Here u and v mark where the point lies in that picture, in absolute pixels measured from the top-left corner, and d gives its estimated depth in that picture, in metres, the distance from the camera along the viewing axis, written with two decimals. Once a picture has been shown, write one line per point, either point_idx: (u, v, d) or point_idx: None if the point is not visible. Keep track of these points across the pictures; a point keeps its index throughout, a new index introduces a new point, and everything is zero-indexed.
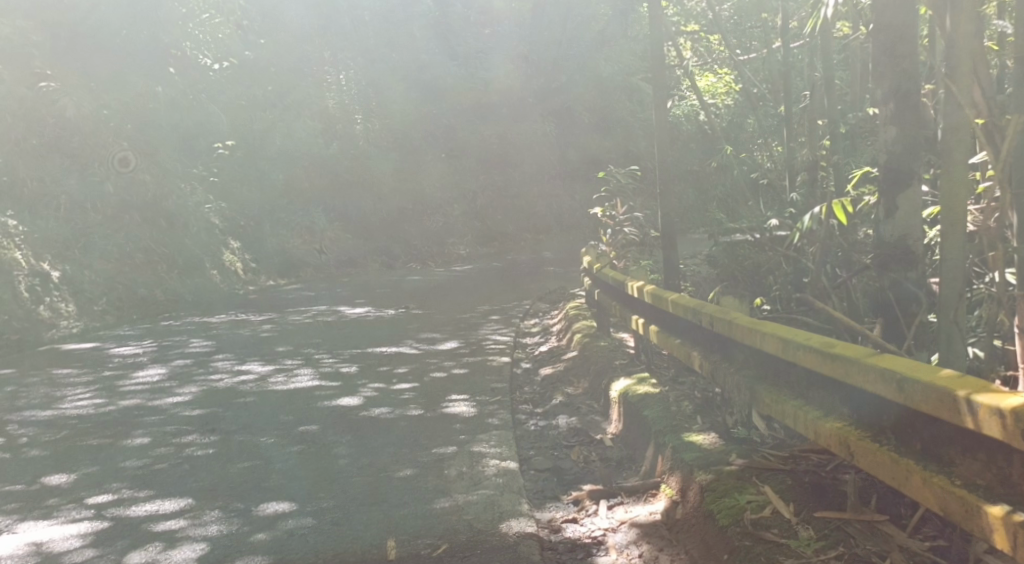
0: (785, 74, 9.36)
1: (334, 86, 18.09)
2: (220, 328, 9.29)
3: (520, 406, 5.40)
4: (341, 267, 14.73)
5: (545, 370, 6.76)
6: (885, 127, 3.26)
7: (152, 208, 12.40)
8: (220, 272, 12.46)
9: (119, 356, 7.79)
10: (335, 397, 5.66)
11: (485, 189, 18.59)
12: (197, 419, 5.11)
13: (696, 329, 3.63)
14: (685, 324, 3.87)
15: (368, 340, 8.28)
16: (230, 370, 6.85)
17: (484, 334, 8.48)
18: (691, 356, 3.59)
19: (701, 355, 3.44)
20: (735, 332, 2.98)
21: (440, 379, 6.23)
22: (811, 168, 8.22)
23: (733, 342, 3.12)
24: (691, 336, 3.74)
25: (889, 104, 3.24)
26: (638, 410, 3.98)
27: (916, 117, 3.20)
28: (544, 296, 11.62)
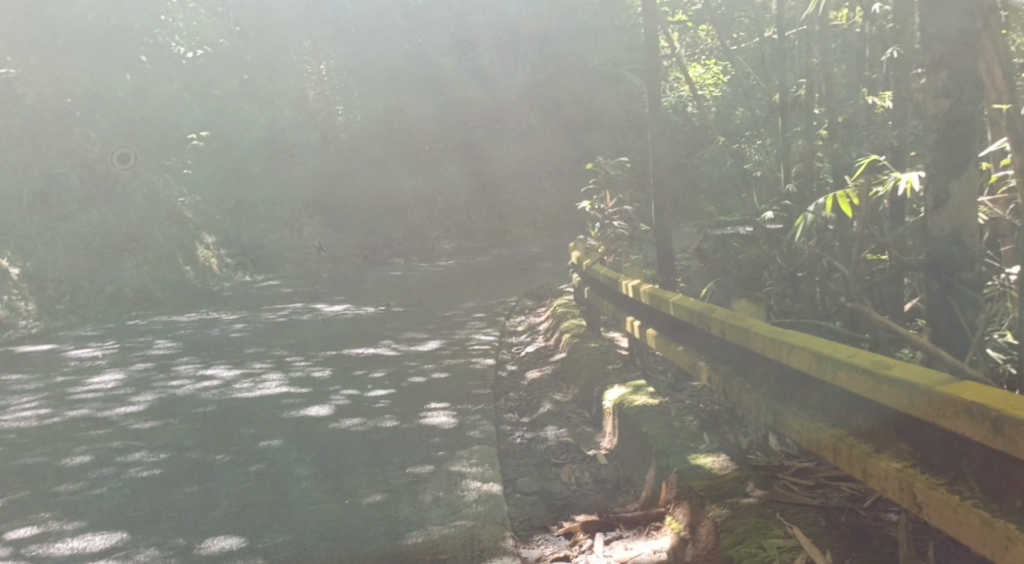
0: (779, 61, 8.89)
1: (315, 77, 18.41)
2: (189, 327, 8.81)
3: (505, 415, 4.97)
4: (322, 261, 14.24)
5: (531, 373, 6.33)
6: (935, 99, 2.83)
7: (122, 201, 11.88)
8: (194, 268, 11.78)
9: (78, 359, 7.31)
10: (302, 407, 5.19)
11: (468, 183, 18.31)
12: (147, 434, 4.65)
13: (703, 337, 3.20)
14: (688, 329, 3.44)
15: (343, 340, 7.81)
16: (194, 376, 6.38)
17: (467, 334, 8.02)
18: (698, 368, 3.16)
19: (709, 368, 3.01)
20: (756, 342, 2.53)
21: (418, 385, 5.77)
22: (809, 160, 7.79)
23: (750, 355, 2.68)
24: (696, 341, 3.31)
25: (939, 72, 2.81)
26: (636, 425, 3.55)
27: (973, 87, 2.76)
28: (529, 292, 11.20)
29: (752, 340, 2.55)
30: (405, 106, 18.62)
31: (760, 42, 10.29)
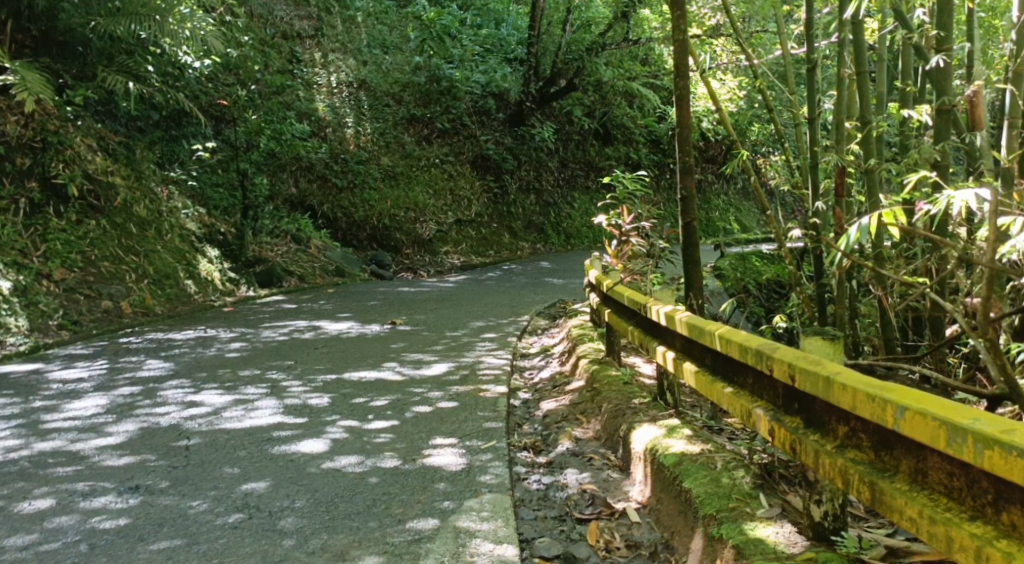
0: (809, 72, 8.37)
1: (325, 88, 17.15)
2: (185, 346, 8.31)
3: (518, 454, 4.45)
4: (328, 276, 13.63)
5: (547, 402, 5.81)
6: None
7: (123, 213, 11.34)
8: (195, 283, 11.27)
9: (62, 380, 6.82)
10: (293, 441, 4.68)
11: (480, 197, 17.86)
12: (118, 473, 4.15)
13: (765, 377, 2.77)
14: (742, 369, 2.93)
15: (345, 363, 7.29)
16: (180, 402, 5.86)
17: (476, 357, 7.49)
18: (757, 414, 2.76)
19: (780, 420, 2.64)
20: (883, 412, 2.19)
21: (422, 417, 5.24)
22: (840, 177, 7.29)
23: (858, 417, 2.32)
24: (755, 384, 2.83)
25: None
26: (676, 482, 3.08)
27: None
28: (542, 311, 10.66)
29: (877, 409, 2.20)
30: (417, 117, 18.07)
31: (784, 52, 9.76)
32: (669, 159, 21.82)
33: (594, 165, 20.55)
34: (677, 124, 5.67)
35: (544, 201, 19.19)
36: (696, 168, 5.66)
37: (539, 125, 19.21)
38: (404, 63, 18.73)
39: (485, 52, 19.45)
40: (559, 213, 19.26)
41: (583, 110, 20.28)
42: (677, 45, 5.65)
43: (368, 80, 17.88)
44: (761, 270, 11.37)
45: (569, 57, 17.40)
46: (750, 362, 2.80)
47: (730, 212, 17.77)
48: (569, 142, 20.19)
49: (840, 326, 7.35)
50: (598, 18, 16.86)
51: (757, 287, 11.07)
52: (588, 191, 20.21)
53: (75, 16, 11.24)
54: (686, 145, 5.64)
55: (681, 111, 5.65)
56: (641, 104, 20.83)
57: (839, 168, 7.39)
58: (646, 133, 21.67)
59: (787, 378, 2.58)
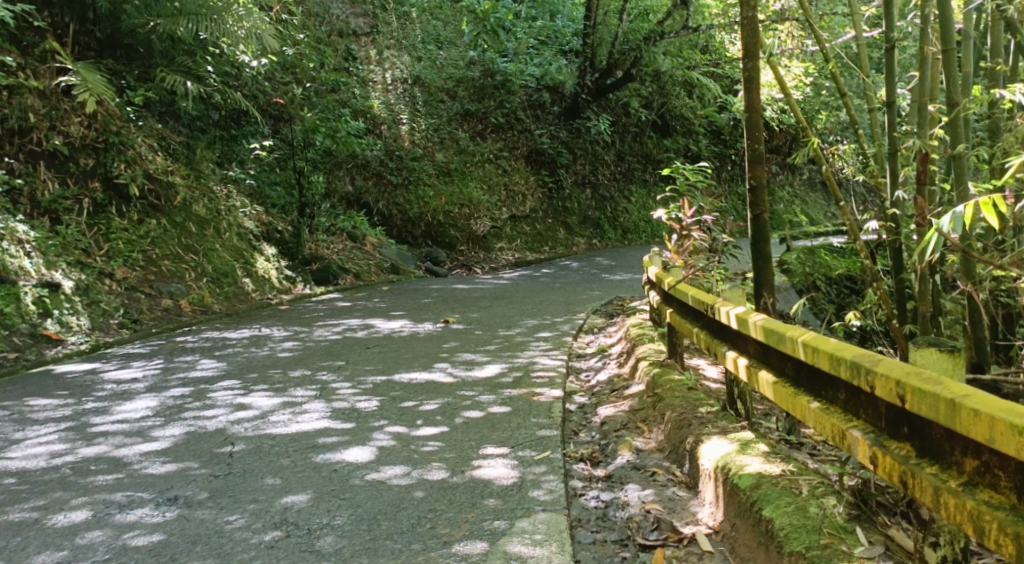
0: (885, 54, 7.88)
1: (380, 85, 17.06)
2: (238, 346, 8.16)
3: (576, 466, 4.17)
4: (383, 273, 13.46)
5: (605, 407, 5.51)
6: None
7: (182, 212, 11.27)
8: (252, 281, 11.19)
9: (114, 381, 6.68)
10: (339, 448, 4.45)
11: (535, 193, 17.60)
12: (159, 482, 3.95)
13: (862, 394, 2.45)
14: (832, 385, 2.61)
15: (396, 364, 7.04)
16: (229, 405, 5.64)
17: (531, 358, 7.21)
18: (853, 436, 2.43)
19: (885, 446, 2.32)
20: None
21: (473, 423, 4.97)
22: (923, 163, 6.81)
23: (993, 451, 2.00)
24: (850, 401, 2.50)
25: None
26: (757, 512, 2.77)
27: None
28: (600, 308, 10.33)
29: None
30: (473, 111, 17.83)
31: (855, 36, 9.27)
32: (729, 150, 21.28)
33: (651, 158, 20.15)
34: (745, 111, 5.31)
35: (600, 195, 18.86)
36: (765, 158, 5.30)
37: (596, 117, 18.86)
38: (459, 58, 18.53)
39: (541, 45, 19.15)
40: (616, 207, 18.92)
41: (640, 101, 19.86)
42: (745, 26, 5.29)
43: (423, 76, 17.72)
44: (827, 265, 10.91)
45: (626, 47, 16.78)
46: (845, 376, 2.48)
47: (793, 207, 17.22)
48: (626, 135, 19.76)
49: (918, 324, 6.90)
50: (656, 7, 16.39)
51: (823, 283, 10.63)
52: (645, 184, 19.89)
53: (136, 17, 11.05)
54: (754, 133, 5.28)
55: (748, 97, 5.30)
56: (700, 94, 20.34)
57: (923, 154, 6.91)
58: (706, 124, 21.16)
59: (896, 398, 2.25)
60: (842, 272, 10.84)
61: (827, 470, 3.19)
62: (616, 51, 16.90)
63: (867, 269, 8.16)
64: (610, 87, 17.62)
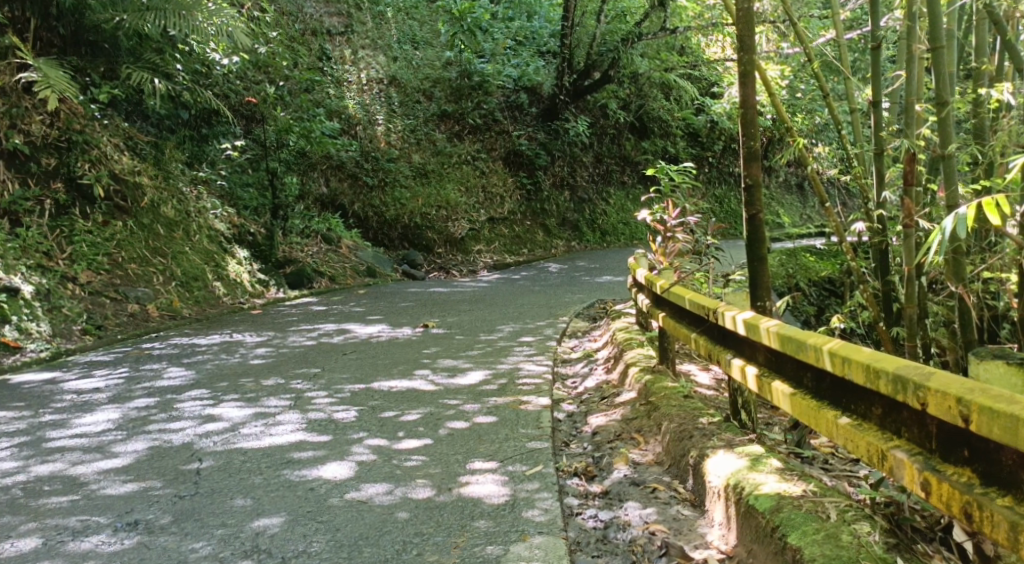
0: (872, 52, 7.71)
1: (355, 85, 16.71)
2: (208, 352, 7.83)
3: (570, 480, 3.95)
4: (359, 276, 13.12)
5: (595, 415, 5.28)
6: None
7: (149, 213, 10.89)
8: (225, 284, 10.82)
9: (76, 391, 6.32)
10: (317, 463, 4.16)
11: (513, 194, 17.34)
12: (118, 504, 3.65)
13: (906, 410, 2.24)
14: (867, 400, 2.38)
15: (373, 371, 6.74)
16: (196, 416, 5.30)
17: (514, 363, 6.96)
18: (898, 457, 2.22)
19: (940, 470, 2.11)
20: None
21: (458, 434, 4.69)
22: (911, 162, 6.61)
23: None
24: (892, 417, 2.28)
25: None
26: (786, 542, 2.57)
27: None
28: (582, 312, 10.09)
29: None
30: (449, 112, 17.55)
31: (837, 35, 9.08)
32: (707, 152, 21.15)
33: (629, 159, 19.98)
34: (740, 106, 5.09)
35: (579, 197, 18.65)
36: (761, 155, 5.08)
37: (573, 118, 18.67)
38: (435, 58, 18.26)
39: (518, 46, 18.91)
40: (595, 210, 18.73)
41: (617, 103, 19.67)
42: (740, 17, 5.06)
43: (399, 76, 17.41)
44: (810, 266, 10.78)
45: (603, 48, 16.53)
46: (885, 391, 2.26)
47: (772, 209, 17.12)
48: (604, 137, 19.58)
49: (909, 327, 6.72)
50: (633, 8, 16.16)
51: (808, 285, 10.48)
52: (623, 186, 19.73)
53: (101, 13, 10.67)
54: (750, 129, 5.05)
55: (744, 91, 5.08)
56: (678, 96, 20.22)
57: (909, 154, 6.71)
58: (684, 126, 21.01)
59: (959, 418, 2.04)
60: (824, 273, 10.70)
61: (848, 490, 2.99)
62: (594, 52, 16.69)
63: (854, 271, 7.98)
64: (588, 88, 17.38)
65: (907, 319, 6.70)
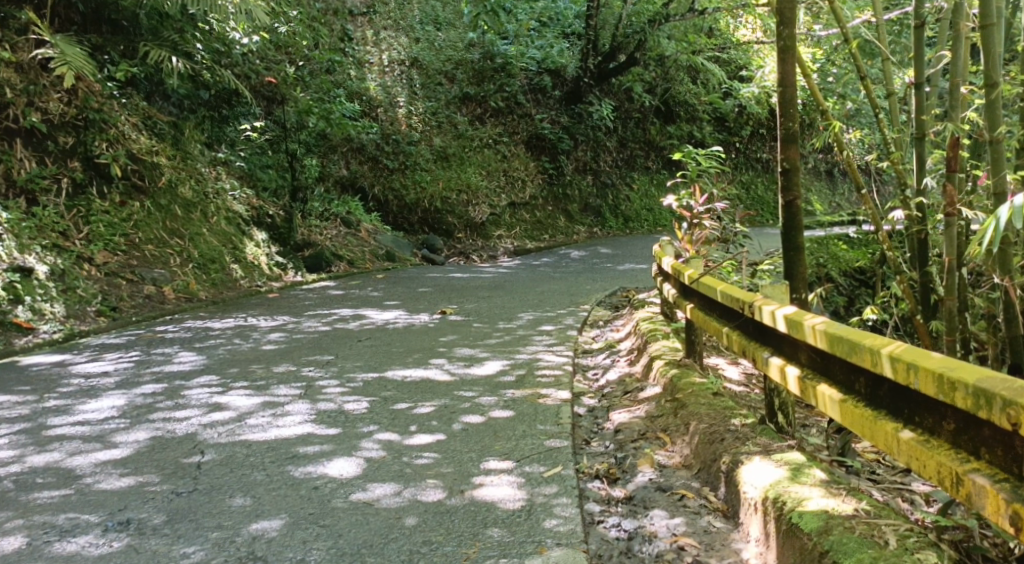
0: (915, 32, 7.34)
1: (377, 67, 16.44)
2: (221, 337, 7.62)
3: (592, 483, 3.70)
4: (378, 260, 12.87)
5: (618, 411, 5.02)
6: None
7: (167, 193, 10.69)
8: (242, 267, 10.62)
9: (83, 375, 6.12)
10: (323, 459, 3.92)
11: (535, 179, 17.03)
12: (111, 500, 3.43)
13: (988, 427, 1.95)
14: (940, 414, 2.09)
15: (387, 359, 6.49)
16: (203, 404, 5.06)
17: (534, 353, 6.70)
18: (978, 483, 1.94)
19: None
20: None
21: (474, 429, 4.43)
22: (954, 147, 6.25)
23: None
24: (970, 433, 2.00)
25: None
26: None
27: None
28: (604, 300, 9.79)
29: None
30: (471, 94, 17.24)
31: (874, 14, 8.66)
32: (734, 137, 20.72)
33: (653, 144, 19.58)
34: (778, 85, 4.79)
35: (602, 182, 18.30)
36: (800, 138, 4.77)
37: (598, 102, 18.32)
38: (458, 40, 17.94)
39: (542, 28, 18.55)
40: (617, 195, 18.38)
41: (643, 87, 19.27)
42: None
43: (421, 58, 17.12)
44: (839, 256, 10.44)
45: (629, 30, 16.11)
46: (961, 404, 1.98)
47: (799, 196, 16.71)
48: (628, 121, 19.22)
49: (946, 321, 6.39)
50: None
51: (838, 275, 10.13)
52: (647, 172, 19.34)
53: None
54: (788, 110, 4.74)
55: (783, 70, 4.79)
56: (704, 80, 19.79)
57: (953, 139, 6.34)
58: (710, 111, 20.58)
59: None
60: (853, 264, 10.35)
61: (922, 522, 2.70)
62: (620, 34, 16.29)
63: (889, 261, 7.65)
64: (613, 71, 17.02)
65: (946, 311, 6.37)
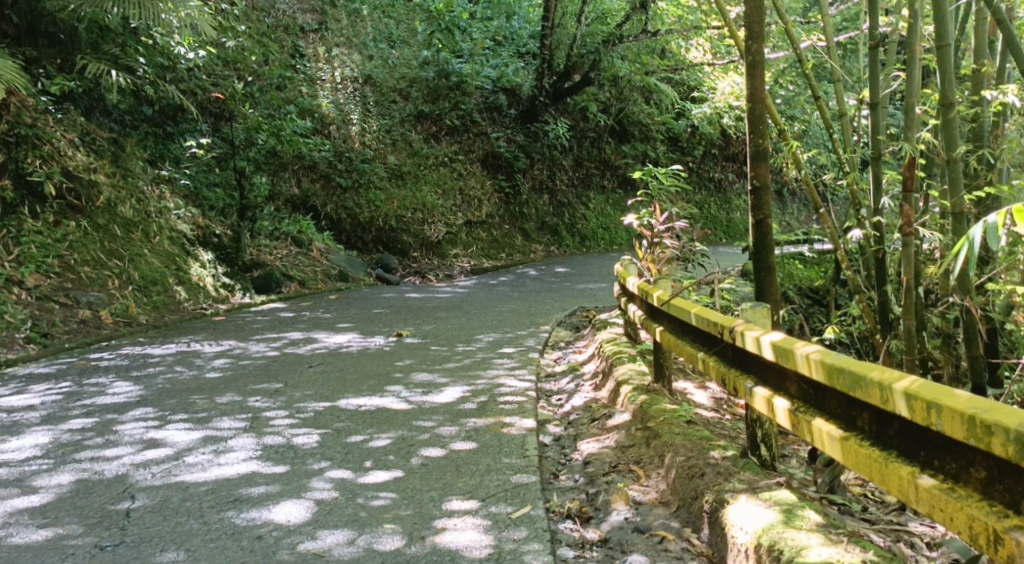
0: (870, 53, 7.25)
1: (329, 84, 16.09)
2: (161, 364, 7.20)
3: (564, 524, 3.44)
4: (330, 281, 12.49)
5: (586, 440, 4.76)
6: None
7: (106, 212, 10.22)
8: (186, 289, 10.18)
9: (7, 409, 5.68)
10: (270, 502, 3.59)
11: (491, 197, 16.78)
12: (26, 558, 3.08)
13: None
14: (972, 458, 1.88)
15: (340, 386, 6.15)
16: (137, 440, 4.68)
17: (493, 378, 6.42)
18: None
19: None
20: None
21: (434, 464, 4.12)
22: (911, 167, 6.14)
23: None
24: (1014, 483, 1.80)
25: None
26: None
27: None
28: (563, 321, 9.56)
29: None
30: (425, 112, 16.96)
31: (826, 34, 8.56)
32: (688, 157, 20.75)
33: (609, 163, 19.47)
34: (748, 101, 4.58)
35: (558, 201, 18.12)
36: (771, 155, 4.57)
37: (553, 121, 18.15)
38: (412, 57, 17.68)
39: (497, 47, 18.39)
40: (574, 214, 18.21)
41: (598, 106, 19.17)
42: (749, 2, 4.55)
43: (374, 75, 16.81)
44: (796, 274, 10.36)
45: (583, 51, 15.93)
46: (1001, 452, 1.78)
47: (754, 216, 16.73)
48: (584, 140, 19.13)
49: (906, 342, 6.28)
50: (614, 11, 15.79)
51: (795, 294, 10.04)
52: (603, 191, 19.21)
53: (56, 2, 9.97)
54: (758, 126, 4.54)
55: (753, 85, 4.60)
56: (658, 100, 19.75)
57: (910, 157, 6.23)
58: (664, 130, 20.59)
59: None
60: (809, 282, 10.28)
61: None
62: (575, 54, 16.14)
63: (849, 280, 7.52)
64: (568, 91, 16.88)
65: (906, 331, 6.25)
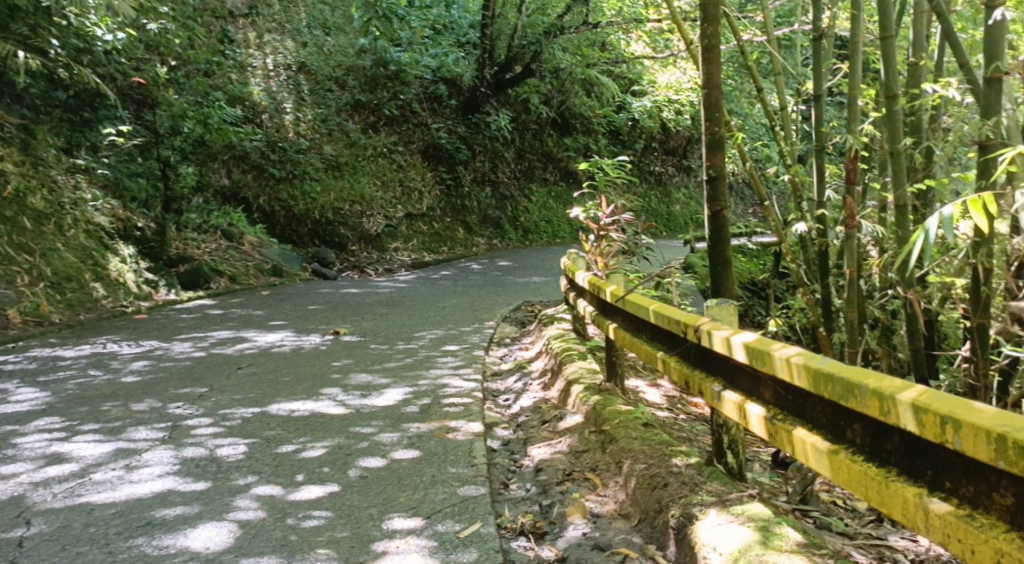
0: (814, 44, 7.07)
1: (261, 71, 15.49)
2: (73, 368, 6.70)
3: (517, 543, 3.16)
4: (263, 276, 12.00)
5: (536, 445, 4.49)
6: None
7: (13, 204, 9.59)
8: (106, 286, 9.63)
9: None
10: (186, 526, 3.24)
11: (431, 190, 16.42)
12: None
13: None
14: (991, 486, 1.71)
15: (271, 390, 5.77)
16: (40, 455, 4.25)
17: (435, 378, 6.10)
18: None
19: None
20: None
21: (373, 477, 3.80)
22: (853, 159, 5.94)
23: None
24: None
25: None
26: None
27: None
28: (506, 316, 9.28)
29: None
30: (361, 102, 16.46)
31: (769, 24, 8.38)
32: (629, 150, 20.63)
33: (551, 156, 19.26)
34: (703, 86, 4.35)
35: (500, 194, 17.83)
36: (727, 143, 4.34)
37: (495, 112, 17.79)
38: (348, 45, 17.17)
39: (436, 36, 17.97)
40: (516, 207, 17.95)
41: (539, 98, 18.88)
42: None
43: (308, 63, 16.26)
44: (739, 268, 10.25)
45: (523, 41, 15.59)
46: None
47: None
48: (526, 132, 18.85)
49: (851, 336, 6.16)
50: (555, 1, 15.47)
51: (740, 287, 9.92)
52: (545, 183, 18.99)
53: None
54: (714, 112, 4.31)
55: (709, 70, 4.36)
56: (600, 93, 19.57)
57: (854, 150, 6.05)
58: (606, 123, 20.42)
59: None
60: (752, 275, 10.17)
61: None
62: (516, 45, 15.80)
63: (792, 273, 7.25)
64: (510, 81, 16.55)
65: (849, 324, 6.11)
